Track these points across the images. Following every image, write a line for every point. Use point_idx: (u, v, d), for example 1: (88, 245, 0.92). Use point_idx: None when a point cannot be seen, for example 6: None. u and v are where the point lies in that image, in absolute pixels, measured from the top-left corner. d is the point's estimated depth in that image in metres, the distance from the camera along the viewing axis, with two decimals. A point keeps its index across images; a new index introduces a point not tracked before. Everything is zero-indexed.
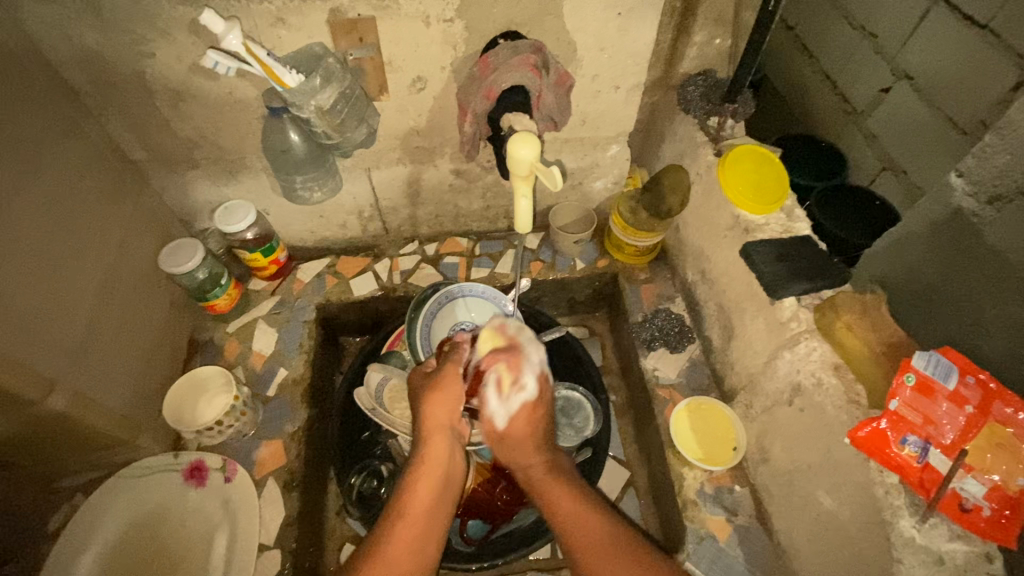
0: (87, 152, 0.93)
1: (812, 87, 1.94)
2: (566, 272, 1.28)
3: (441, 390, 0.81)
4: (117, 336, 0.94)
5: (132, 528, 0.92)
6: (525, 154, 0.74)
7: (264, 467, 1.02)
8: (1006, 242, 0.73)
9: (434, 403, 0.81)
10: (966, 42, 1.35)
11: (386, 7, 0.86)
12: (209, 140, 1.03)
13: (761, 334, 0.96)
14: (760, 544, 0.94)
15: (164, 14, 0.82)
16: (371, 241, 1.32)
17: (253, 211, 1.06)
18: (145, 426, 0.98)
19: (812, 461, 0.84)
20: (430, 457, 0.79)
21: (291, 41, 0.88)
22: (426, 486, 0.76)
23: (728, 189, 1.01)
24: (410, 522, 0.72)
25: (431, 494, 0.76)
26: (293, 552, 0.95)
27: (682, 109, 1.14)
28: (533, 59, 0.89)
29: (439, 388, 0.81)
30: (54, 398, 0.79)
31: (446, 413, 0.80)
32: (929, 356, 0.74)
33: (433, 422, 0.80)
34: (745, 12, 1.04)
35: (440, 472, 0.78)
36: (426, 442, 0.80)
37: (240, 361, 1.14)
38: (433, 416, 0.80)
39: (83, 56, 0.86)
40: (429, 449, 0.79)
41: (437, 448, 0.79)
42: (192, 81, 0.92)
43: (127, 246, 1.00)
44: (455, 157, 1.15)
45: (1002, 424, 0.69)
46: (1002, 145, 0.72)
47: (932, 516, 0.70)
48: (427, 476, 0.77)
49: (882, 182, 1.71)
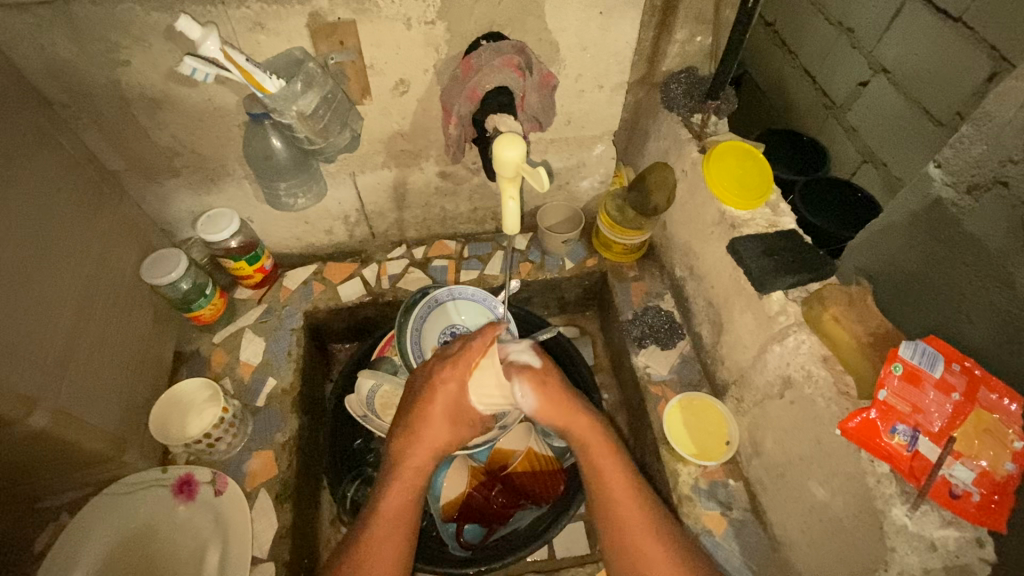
0: (63, 164, 0.91)
1: (791, 82, 1.96)
2: (554, 271, 1.28)
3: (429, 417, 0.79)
4: (99, 351, 0.92)
5: (120, 546, 0.90)
6: (511, 155, 0.73)
7: (256, 479, 1.00)
8: (984, 229, 0.71)
9: (427, 428, 0.79)
10: (942, 35, 1.38)
11: (367, 10, 0.86)
12: (188, 148, 1.01)
13: (751, 328, 0.97)
14: (755, 537, 0.95)
15: (139, 20, 0.80)
16: (358, 246, 1.31)
17: (236, 219, 1.04)
18: (132, 442, 0.96)
19: (804, 453, 0.85)
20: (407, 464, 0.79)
21: (270, 46, 0.87)
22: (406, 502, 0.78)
23: (713, 184, 1.02)
24: (388, 545, 0.74)
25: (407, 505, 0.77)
26: (288, 564, 0.93)
27: (666, 108, 1.15)
28: (517, 60, 0.89)
29: (426, 420, 0.79)
30: (36, 416, 0.77)
31: (440, 428, 0.79)
32: (915, 345, 0.74)
33: (426, 438, 0.79)
34: (725, 10, 1.05)
35: (421, 487, 0.79)
36: (407, 454, 0.79)
37: (228, 372, 1.12)
38: (426, 431, 0.79)
39: (54, 65, 0.84)
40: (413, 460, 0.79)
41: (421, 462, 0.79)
42: (169, 89, 0.90)
43: (107, 259, 0.98)
44: (441, 160, 1.14)
45: (987, 410, 0.69)
46: (978, 135, 0.70)
47: (923, 503, 0.70)
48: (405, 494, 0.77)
49: (862, 175, 1.72)
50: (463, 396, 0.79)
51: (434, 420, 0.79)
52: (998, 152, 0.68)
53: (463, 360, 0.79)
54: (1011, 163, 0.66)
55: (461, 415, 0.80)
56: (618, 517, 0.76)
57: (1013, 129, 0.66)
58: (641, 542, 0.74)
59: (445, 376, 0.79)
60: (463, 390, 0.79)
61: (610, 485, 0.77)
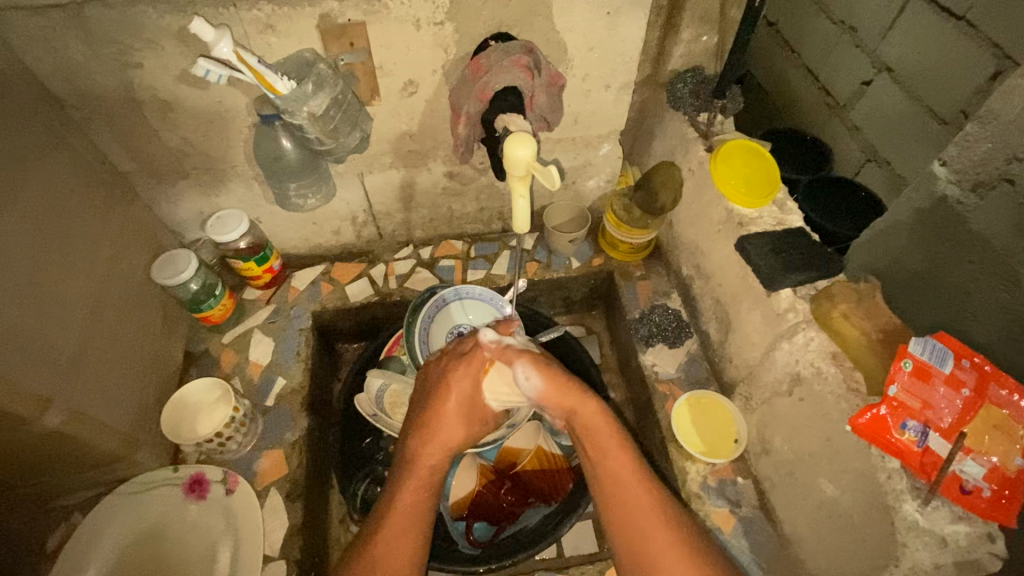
0: (75, 166, 0.91)
1: (794, 82, 1.96)
2: (561, 271, 1.29)
3: (444, 413, 0.79)
4: (110, 351, 0.93)
5: (131, 545, 0.91)
6: (521, 154, 0.74)
7: (265, 478, 1.01)
8: (990, 227, 0.71)
9: (442, 426, 0.79)
10: (946, 34, 1.38)
11: (376, 11, 0.86)
12: (198, 149, 1.02)
13: (759, 326, 0.97)
14: (764, 534, 0.95)
15: (151, 22, 0.81)
16: (366, 246, 1.32)
17: (245, 219, 1.05)
18: (144, 441, 0.97)
19: (814, 450, 0.85)
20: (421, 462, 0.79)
21: (280, 48, 0.87)
22: (421, 500, 0.77)
23: (721, 183, 1.02)
24: (403, 542, 0.73)
25: (422, 503, 0.77)
26: (298, 562, 0.94)
27: (672, 107, 1.15)
28: (525, 60, 0.90)
29: (439, 416, 0.79)
30: (50, 415, 0.78)
31: (454, 425, 0.80)
32: (925, 342, 0.75)
33: (440, 436, 0.79)
34: (730, 9, 1.06)
35: (436, 486, 0.79)
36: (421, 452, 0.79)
37: (237, 372, 1.13)
38: (439, 430, 0.79)
39: (68, 68, 0.85)
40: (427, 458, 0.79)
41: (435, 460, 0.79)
42: (180, 91, 0.91)
43: (118, 259, 0.98)
44: (448, 160, 1.15)
45: (997, 406, 0.70)
46: (982, 133, 0.70)
47: (934, 499, 0.71)
48: (420, 493, 0.77)
49: (866, 173, 1.73)
50: (476, 392, 0.80)
51: (447, 417, 0.79)
52: (1003, 150, 0.68)
53: (477, 359, 0.80)
54: (1017, 161, 0.67)
55: (474, 413, 0.81)
56: (629, 515, 0.73)
57: (1019, 126, 0.66)
58: (656, 542, 0.71)
59: (459, 373, 0.80)
60: (477, 386, 0.80)
61: (622, 483, 0.75)
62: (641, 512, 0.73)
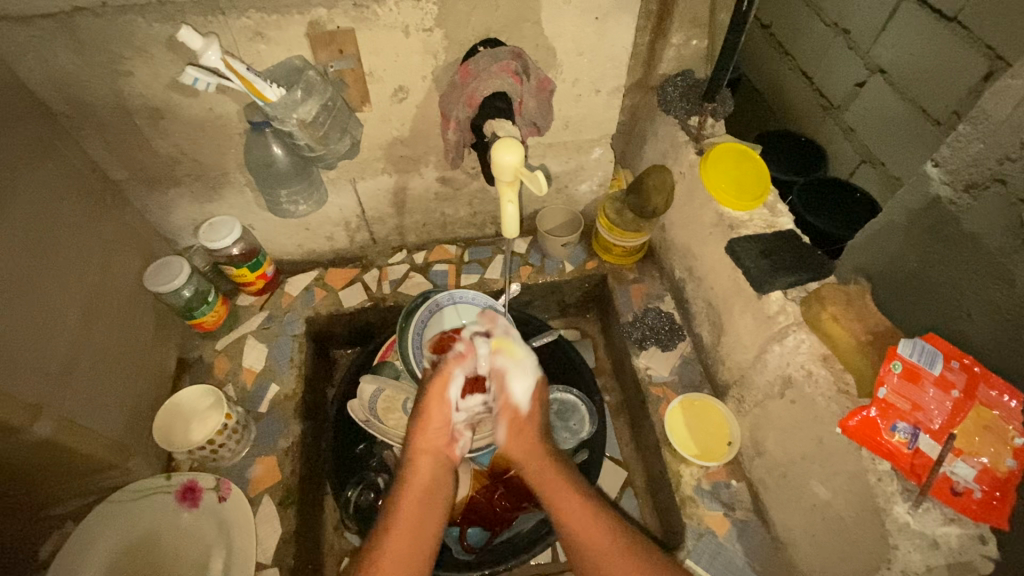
0: (67, 175, 0.92)
1: (788, 84, 1.97)
2: (554, 275, 1.29)
3: (428, 416, 0.83)
4: (103, 359, 0.93)
5: (124, 555, 0.90)
6: (509, 159, 0.74)
7: (259, 485, 1.01)
8: (983, 227, 0.70)
9: (421, 436, 0.83)
10: (938, 36, 1.39)
11: (365, 18, 0.87)
12: (189, 156, 1.02)
13: (750, 328, 0.97)
14: (758, 538, 0.95)
15: (140, 31, 0.81)
16: (359, 252, 1.32)
17: (237, 227, 1.05)
18: (136, 449, 0.97)
19: (805, 452, 0.85)
20: (416, 473, 0.80)
21: (270, 56, 0.88)
22: (416, 512, 0.76)
23: (711, 186, 1.03)
24: (404, 542, 0.73)
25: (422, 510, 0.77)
26: (292, 569, 0.94)
27: (663, 110, 1.16)
28: (514, 66, 0.90)
29: (426, 418, 0.83)
30: (40, 424, 0.77)
31: (439, 427, 0.83)
32: (914, 343, 0.74)
33: (425, 446, 0.82)
34: (720, 13, 1.06)
35: (433, 487, 0.80)
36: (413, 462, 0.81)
37: (230, 379, 1.13)
38: (425, 438, 0.82)
39: (57, 77, 0.85)
40: (417, 470, 0.80)
41: (426, 469, 0.81)
42: (170, 99, 0.91)
43: (111, 267, 0.99)
44: (440, 165, 1.15)
45: (987, 407, 0.69)
46: (975, 134, 0.70)
47: (924, 500, 0.71)
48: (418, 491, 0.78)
49: (861, 175, 1.73)
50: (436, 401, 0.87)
51: (433, 416, 0.83)
52: (995, 151, 0.68)
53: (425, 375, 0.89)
54: (1010, 162, 0.66)
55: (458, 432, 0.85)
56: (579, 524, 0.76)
57: (1010, 127, 0.65)
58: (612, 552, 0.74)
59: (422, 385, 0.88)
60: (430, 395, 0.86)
61: (568, 510, 0.77)
62: (594, 536, 0.75)
